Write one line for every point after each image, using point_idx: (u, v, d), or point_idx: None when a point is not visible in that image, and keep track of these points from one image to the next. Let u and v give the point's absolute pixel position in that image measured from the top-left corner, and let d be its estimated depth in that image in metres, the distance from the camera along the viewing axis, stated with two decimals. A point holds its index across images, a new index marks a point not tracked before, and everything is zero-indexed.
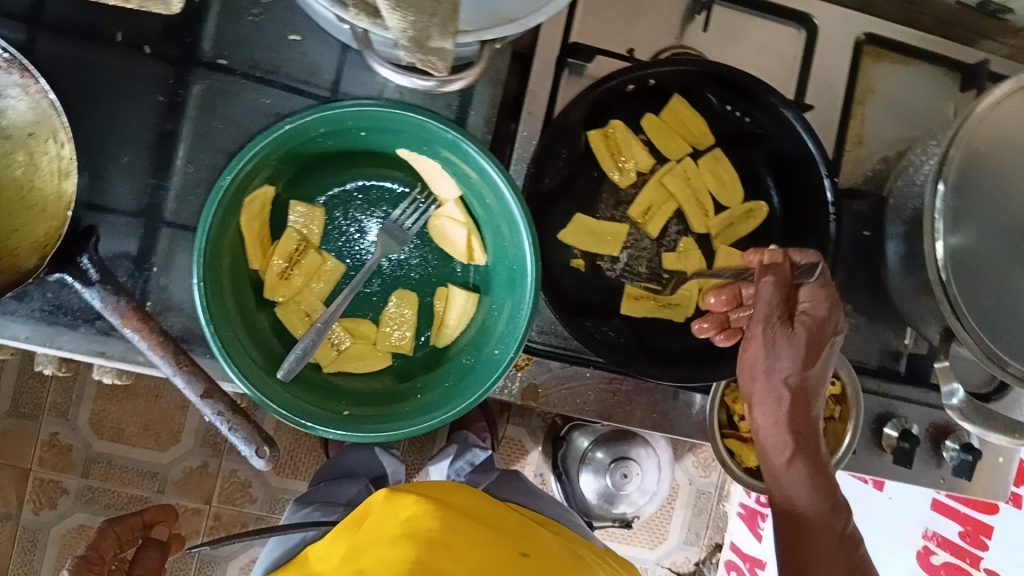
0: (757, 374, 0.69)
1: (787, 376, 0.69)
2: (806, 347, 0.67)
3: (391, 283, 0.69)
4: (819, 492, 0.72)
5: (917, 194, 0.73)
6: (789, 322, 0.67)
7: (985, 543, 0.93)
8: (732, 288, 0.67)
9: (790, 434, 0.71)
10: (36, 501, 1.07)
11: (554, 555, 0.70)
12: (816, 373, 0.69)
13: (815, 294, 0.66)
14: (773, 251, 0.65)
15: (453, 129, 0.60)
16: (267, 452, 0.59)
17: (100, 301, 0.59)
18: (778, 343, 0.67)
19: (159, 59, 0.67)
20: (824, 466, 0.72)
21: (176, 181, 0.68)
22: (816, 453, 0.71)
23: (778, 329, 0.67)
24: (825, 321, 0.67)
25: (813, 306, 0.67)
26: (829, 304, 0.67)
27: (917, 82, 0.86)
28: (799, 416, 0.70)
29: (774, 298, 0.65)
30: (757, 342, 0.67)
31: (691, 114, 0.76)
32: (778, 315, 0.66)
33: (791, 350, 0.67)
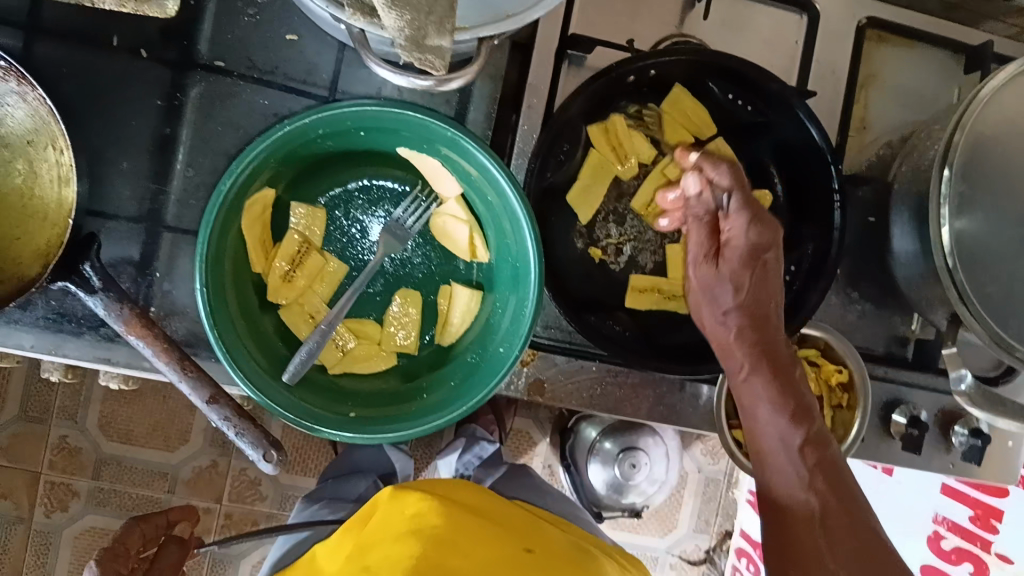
0: (704, 306, 0.73)
1: (729, 311, 0.71)
2: (732, 279, 0.71)
3: (394, 282, 0.68)
4: (791, 419, 0.67)
5: (923, 180, 0.72)
6: (715, 258, 0.73)
7: (996, 526, 0.93)
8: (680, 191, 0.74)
9: (743, 359, 0.69)
10: (47, 504, 1.08)
11: (558, 550, 0.70)
12: (762, 305, 0.70)
13: (733, 223, 0.70)
14: (694, 175, 0.71)
15: (453, 127, 0.60)
16: (273, 457, 0.60)
17: (104, 308, 0.59)
18: (709, 282, 0.73)
19: (156, 62, 0.67)
20: (795, 387, 0.69)
21: (176, 185, 0.67)
22: (789, 378, 0.69)
23: (705, 266, 0.73)
24: (753, 245, 0.70)
25: (735, 233, 0.71)
26: (749, 229, 0.70)
27: (920, 66, 0.85)
28: (760, 347, 0.69)
29: (700, 233, 0.73)
30: (694, 282, 0.74)
31: (693, 103, 0.76)
32: (705, 250, 0.73)
33: (720, 285, 0.72)
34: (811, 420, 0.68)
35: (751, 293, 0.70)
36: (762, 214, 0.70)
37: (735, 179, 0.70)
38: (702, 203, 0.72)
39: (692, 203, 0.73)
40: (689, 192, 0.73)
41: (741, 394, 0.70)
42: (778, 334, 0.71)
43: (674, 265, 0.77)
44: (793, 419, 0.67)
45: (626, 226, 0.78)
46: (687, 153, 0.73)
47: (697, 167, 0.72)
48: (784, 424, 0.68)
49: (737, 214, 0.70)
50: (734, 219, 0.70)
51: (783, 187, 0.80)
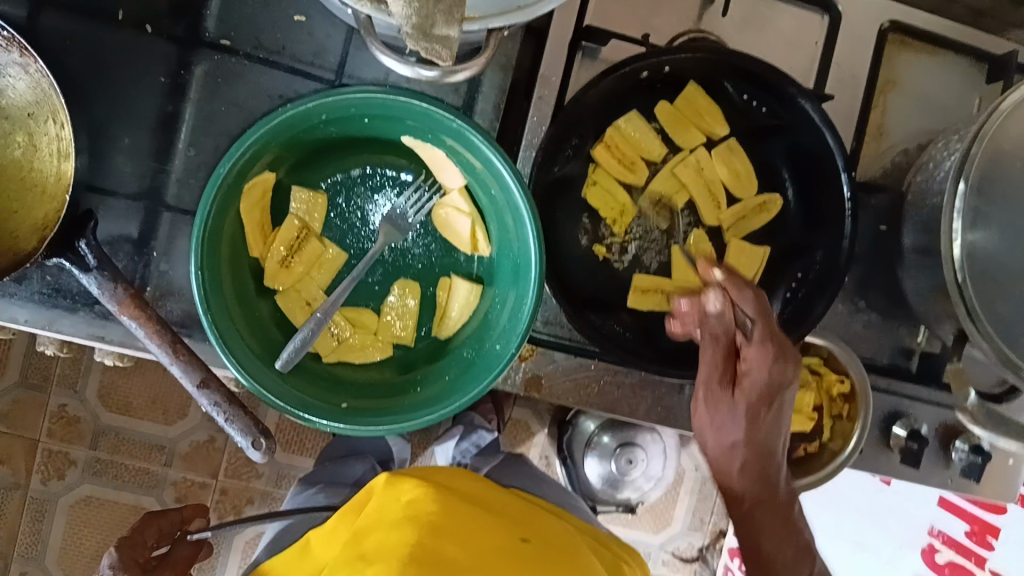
0: (706, 435, 0.67)
1: (737, 445, 0.65)
2: (746, 413, 0.64)
3: (393, 272, 0.68)
4: (793, 553, 0.66)
5: (937, 191, 0.70)
6: (730, 386, 0.64)
7: (991, 543, 0.92)
8: (698, 301, 0.66)
9: (746, 495, 0.66)
10: (45, 471, 1.08)
11: (560, 543, 0.68)
12: (769, 441, 0.65)
13: (755, 356, 0.62)
14: (717, 294, 0.64)
15: (459, 119, 0.59)
16: (262, 445, 0.59)
17: (98, 287, 0.59)
18: (718, 410, 0.65)
19: (163, 39, 0.66)
20: (795, 528, 0.67)
21: (178, 164, 0.67)
22: (789, 523, 0.67)
23: (719, 393, 0.65)
24: (771, 383, 0.63)
25: (755, 366, 0.63)
26: (771, 366, 0.63)
27: (941, 73, 0.83)
28: (764, 494, 0.66)
29: (715, 354, 0.64)
30: (702, 406, 0.66)
31: (707, 103, 0.74)
32: (719, 377, 0.64)
33: (732, 416, 0.64)
34: (810, 560, 0.67)
35: (763, 433, 0.65)
36: (780, 339, 0.63)
37: (746, 293, 0.63)
38: (723, 324, 0.64)
39: (713, 321, 0.64)
40: (709, 310, 0.64)
41: (741, 523, 0.67)
42: (780, 466, 0.67)
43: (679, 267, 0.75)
44: (793, 554, 0.66)
45: (632, 225, 0.76)
46: (711, 267, 0.66)
47: (722, 286, 0.64)
48: (788, 554, 0.66)
49: (761, 347, 0.62)
50: (757, 350, 0.62)
51: (793, 192, 0.78)
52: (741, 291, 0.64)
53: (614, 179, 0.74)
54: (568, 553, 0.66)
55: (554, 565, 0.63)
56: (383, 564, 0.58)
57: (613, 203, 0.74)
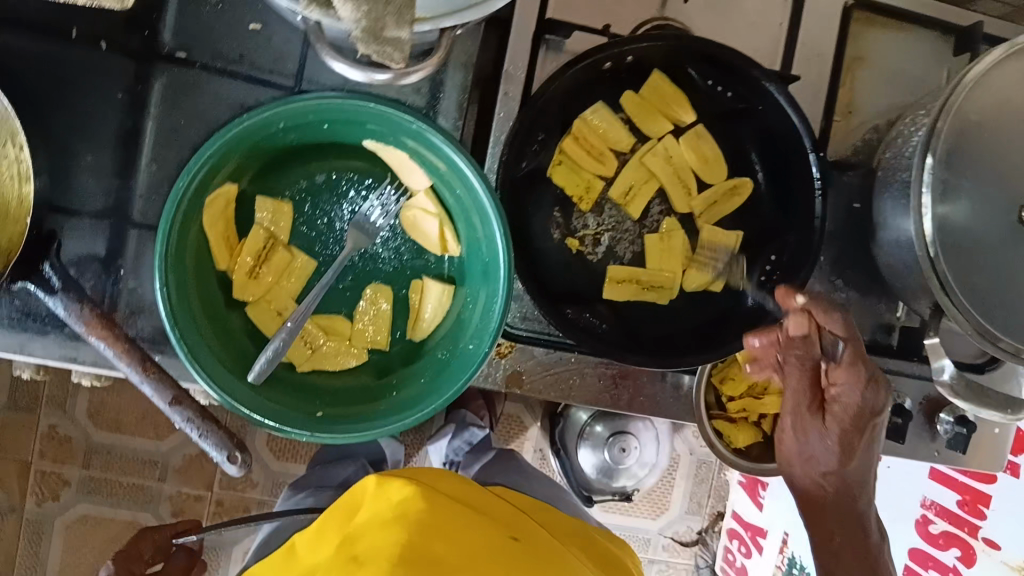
0: (794, 461, 0.73)
1: (828, 472, 0.71)
2: (839, 440, 0.69)
3: (364, 277, 0.67)
4: (858, 559, 0.72)
5: (905, 166, 0.70)
6: (820, 411, 0.68)
7: (983, 512, 0.90)
8: (774, 332, 0.64)
9: (828, 494, 0.73)
10: (39, 492, 1.07)
11: (548, 542, 0.68)
12: (861, 468, 0.72)
13: (843, 378, 0.64)
14: (801, 317, 0.61)
15: (417, 120, 0.59)
16: (239, 458, 0.59)
17: (64, 309, 0.58)
18: (811, 433, 0.70)
19: (119, 55, 0.65)
20: (865, 533, 0.73)
21: (142, 180, 0.66)
22: (855, 520, 0.73)
23: (807, 418, 0.69)
24: (864, 407, 0.66)
25: (844, 390, 0.65)
26: (862, 386, 0.65)
27: (908, 47, 0.83)
28: (844, 507, 0.73)
29: (801, 378, 0.66)
30: (790, 427, 0.71)
31: (672, 89, 0.73)
32: (806, 403, 0.68)
33: (823, 441, 0.70)
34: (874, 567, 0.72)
35: (856, 461, 0.71)
36: (867, 363, 0.64)
37: (849, 329, 0.62)
38: (807, 353, 0.63)
39: (796, 346, 0.63)
40: (792, 333, 0.62)
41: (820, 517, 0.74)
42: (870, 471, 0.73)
43: (652, 255, 0.75)
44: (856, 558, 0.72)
45: (604, 216, 0.76)
46: (791, 293, 0.61)
47: (805, 310, 0.61)
48: (836, 530, 0.73)
49: (850, 370, 0.64)
50: (846, 374, 0.64)
51: (763, 174, 0.78)
52: (827, 313, 0.62)
53: (582, 155, 0.73)
54: (556, 555, 0.66)
55: (541, 563, 0.63)
56: (375, 564, 0.58)
57: (579, 185, 0.74)
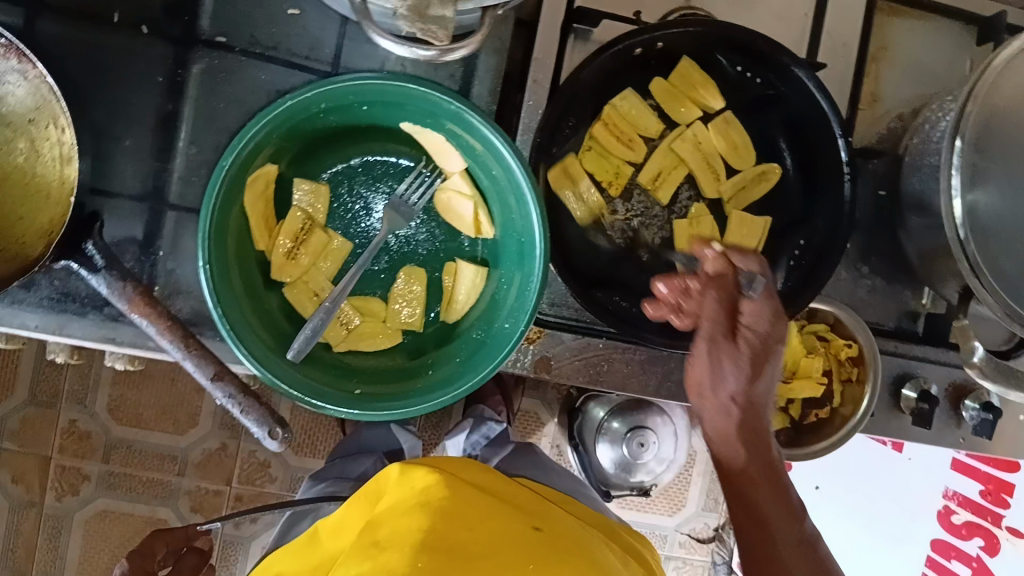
0: (702, 393, 0.63)
1: (735, 397, 0.62)
2: (750, 365, 0.60)
3: (399, 260, 0.68)
4: (786, 512, 0.61)
5: (934, 150, 0.71)
6: (732, 337, 0.60)
7: (1007, 501, 0.93)
8: (681, 280, 0.62)
9: (748, 467, 0.61)
10: (58, 487, 1.08)
11: (570, 531, 0.67)
12: (762, 396, 0.63)
13: (757, 308, 0.60)
14: (716, 256, 0.61)
15: (457, 100, 0.59)
16: (279, 434, 0.59)
17: (107, 287, 0.59)
18: (723, 364, 0.61)
19: (157, 39, 0.66)
20: (786, 488, 0.62)
21: (179, 163, 0.67)
22: (777, 482, 0.62)
23: (725, 346, 0.60)
24: (768, 338, 0.61)
25: (758, 322, 0.60)
26: (772, 320, 0.61)
27: (932, 36, 0.83)
28: (763, 467, 0.62)
29: (718, 308, 0.60)
30: (700, 360, 0.61)
31: (702, 77, 0.74)
32: (724, 329, 0.60)
33: (735, 367, 0.61)
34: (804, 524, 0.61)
35: (762, 390, 0.62)
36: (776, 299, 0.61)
37: (764, 266, 0.62)
38: (723, 276, 0.61)
39: (715, 281, 0.60)
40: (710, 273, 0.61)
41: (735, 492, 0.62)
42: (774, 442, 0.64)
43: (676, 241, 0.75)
44: (788, 515, 0.61)
45: (632, 202, 0.77)
46: (705, 243, 0.62)
47: (721, 252, 0.62)
48: (780, 512, 0.61)
49: (766, 300, 0.60)
50: (759, 302, 0.60)
51: (792, 159, 0.79)
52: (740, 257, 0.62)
53: (610, 138, 0.74)
54: (581, 545, 0.65)
55: (565, 550, 0.62)
56: (395, 552, 0.57)
57: (608, 171, 0.75)
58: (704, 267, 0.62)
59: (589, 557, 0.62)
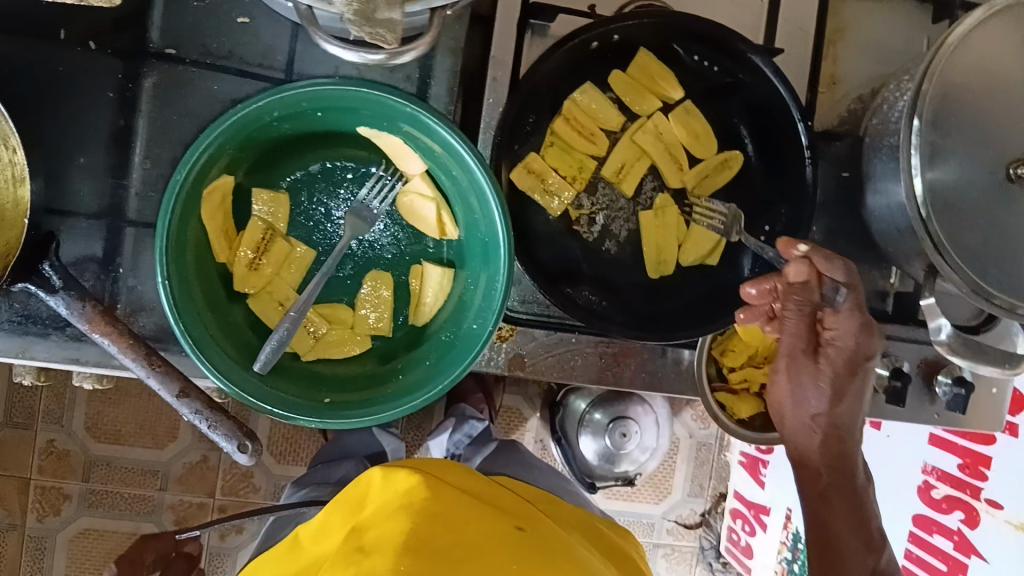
0: (787, 409, 0.70)
1: (818, 416, 0.68)
2: (830, 383, 0.67)
3: (363, 266, 0.68)
4: (863, 543, 0.68)
5: (892, 130, 0.71)
6: (813, 353, 0.66)
7: (984, 474, 0.90)
8: (772, 280, 0.65)
9: (822, 470, 0.70)
10: (39, 509, 1.07)
11: (556, 534, 0.65)
12: (849, 416, 0.69)
13: (841, 323, 0.64)
14: (803, 265, 0.62)
15: (412, 103, 0.59)
16: (249, 447, 0.59)
17: (66, 308, 0.58)
18: (805, 383, 0.68)
19: (106, 54, 0.65)
20: (866, 516, 0.69)
21: (135, 178, 0.66)
22: (860, 507, 0.70)
23: (802, 362, 0.67)
24: (857, 351, 0.65)
25: (840, 334, 0.65)
26: (856, 335, 0.64)
27: (888, 16, 0.83)
28: (836, 476, 0.70)
29: (800, 323, 0.65)
30: (783, 375, 0.69)
31: (658, 66, 0.74)
32: (803, 345, 0.66)
33: (815, 387, 0.67)
34: (882, 552, 0.68)
35: (845, 406, 0.68)
36: (864, 312, 0.64)
37: (853, 276, 0.63)
38: (806, 294, 0.63)
39: (795, 292, 0.63)
40: (792, 280, 0.63)
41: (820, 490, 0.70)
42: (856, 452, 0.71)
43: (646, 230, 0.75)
44: (865, 544, 0.68)
45: (598, 195, 0.77)
46: (794, 243, 0.63)
47: (808, 257, 0.62)
48: (858, 543, 0.68)
49: (848, 315, 0.63)
50: (843, 318, 0.64)
51: (753, 146, 0.79)
52: (827, 260, 0.63)
53: (573, 132, 0.74)
54: (565, 546, 0.63)
55: (552, 554, 0.60)
56: (380, 556, 0.55)
57: (572, 166, 0.75)
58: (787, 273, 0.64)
59: (576, 562, 0.61)
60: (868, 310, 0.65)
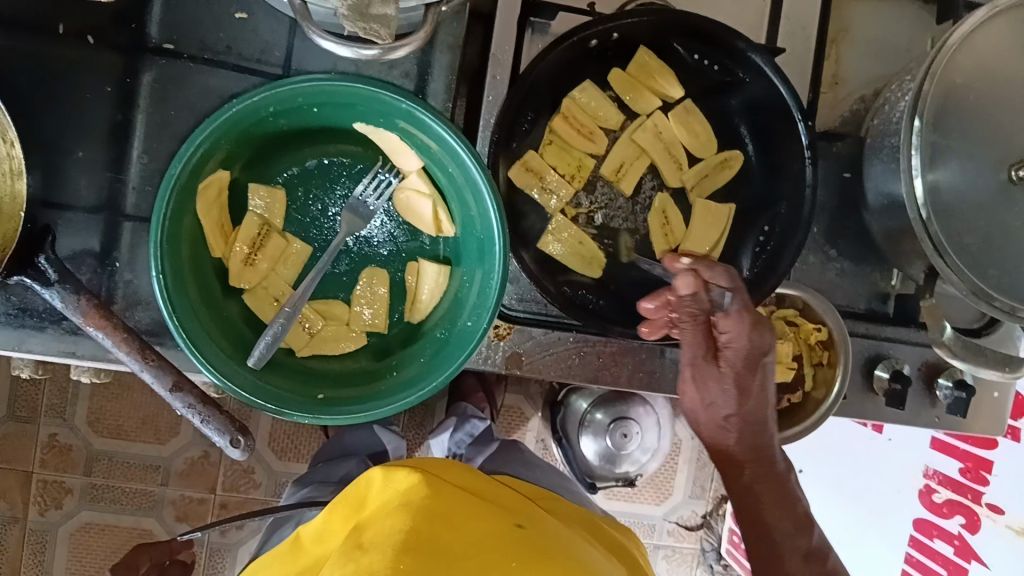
0: (699, 410, 0.66)
1: (728, 416, 0.65)
2: (736, 383, 0.64)
3: (360, 262, 0.68)
4: (793, 525, 0.64)
5: (893, 131, 0.70)
6: (714, 359, 0.64)
7: (985, 478, 0.90)
8: (663, 294, 0.63)
9: (744, 463, 0.66)
10: (41, 502, 1.07)
11: (555, 532, 0.64)
12: (759, 410, 0.65)
13: (733, 327, 0.62)
14: (687, 277, 0.60)
15: (407, 99, 0.59)
16: (240, 442, 0.60)
17: (61, 302, 0.59)
18: (710, 385, 0.65)
19: (105, 48, 0.65)
20: (792, 496, 0.66)
21: (133, 173, 0.66)
22: (784, 490, 0.66)
23: (705, 369, 0.64)
24: (753, 349, 0.63)
25: (735, 337, 0.62)
26: (750, 335, 0.62)
27: (892, 17, 0.83)
28: (760, 466, 0.66)
29: (696, 334, 0.63)
30: (690, 385, 0.66)
31: (659, 65, 0.74)
32: (702, 353, 0.64)
33: (721, 388, 0.64)
34: (811, 531, 0.65)
35: (753, 400, 0.65)
36: (753, 311, 0.62)
37: (734, 278, 0.61)
38: (698, 301, 0.62)
39: (686, 303, 0.62)
40: (682, 293, 0.61)
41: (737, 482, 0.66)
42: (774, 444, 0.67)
43: (562, 226, 0.74)
44: (794, 525, 0.64)
45: (596, 194, 0.77)
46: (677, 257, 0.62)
47: (692, 270, 0.61)
48: (788, 525, 0.64)
49: (738, 318, 0.61)
50: (734, 322, 0.61)
51: (753, 146, 0.78)
52: (711, 268, 0.62)
53: (571, 130, 0.73)
54: (566, 545, 0.62)
55: (551, 551, 0.59)
56: (378, 553, 0.55)
57: (571, 166, 0.75)
58: (676, 286, 0.61)
59: (576, 559, 0.60)
60: (756, 307, 0.63)
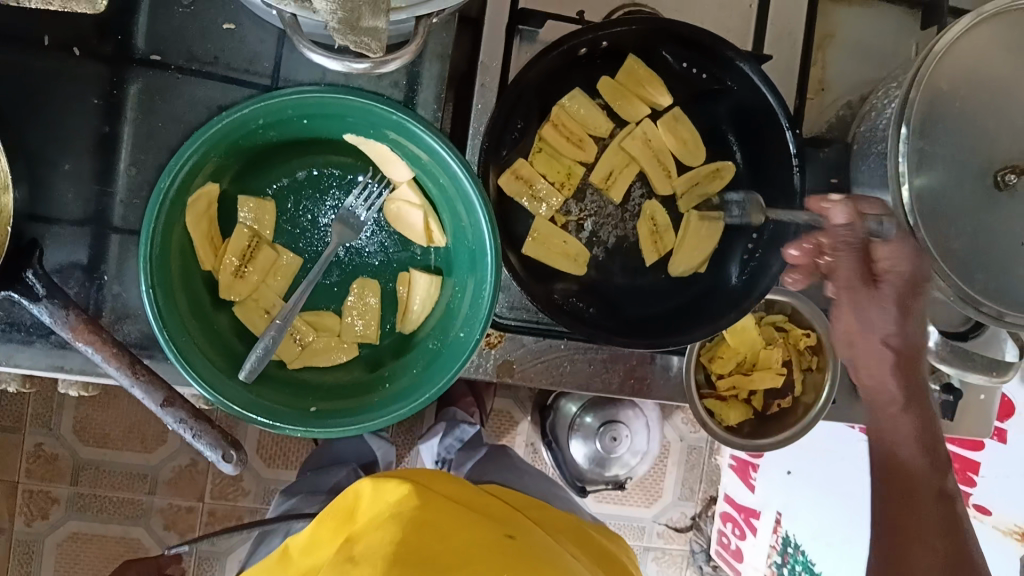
0: (857, 337, 0.68)
1: (890, 336, 0.67)
2: (895, 302, 0.65)
3: (350, 273, 0.68)
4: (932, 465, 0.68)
5: (880, 138, 0.71)
6: (872, 282, 0.65)
7: (974, 479, 0.91)
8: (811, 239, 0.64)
9: (897, 399, 0.69)
10: (28, 513, 1.06)
11: (546, 541, 0.64)
12: (916, 336, 0.67)
13: (895, 251, 0.64)
14: (845, 207, 0.62)
15: (398, 111, 0.58)
16: (233, 456, 0.59)
17: (49, 316, 0.58)
18: (867, 308, 0.66)
19: (91, 59, 0.65)
20: (934, 439, 0.69)
21: (120, 184, 0.66)
22: (924, 425, 0.69)
23: (861, 291, 0.65)
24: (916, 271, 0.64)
25: (897, 261, 0.64)
26: (913, 258, 0.64)
27: (877, 22, 0.83)
28: (918, 407, 0.69)
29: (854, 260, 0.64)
30: (845, 309, 0.67)
31: (646, 71, 0.74)
32: (860, 277, 0.65)
33: (879, 311, 0.66)
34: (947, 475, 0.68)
35: (911, 326, 0.67)
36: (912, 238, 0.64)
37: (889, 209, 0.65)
38: (854, 233, 0.62)
39: (844, 233, 0.62)
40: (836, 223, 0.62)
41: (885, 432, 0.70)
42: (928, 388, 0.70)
43: (548, 233, 0.74)
44: (932, 465, 0.68)
45: (586, 201, 0.77)
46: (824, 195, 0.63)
47: (845, 202, 0.62)
48: (924, 463, 0.68)
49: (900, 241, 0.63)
50: (896, 246, 0.63)
51: (741, 152, 0.79)
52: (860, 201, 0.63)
53: (562, 137, 0.74)
54: (555, 554, 0.62)
55: (541, 559, 0.60)
56: (367, 566, 0.55)
57: (560, 172, 0.75)
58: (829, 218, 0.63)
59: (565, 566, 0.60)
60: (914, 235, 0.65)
